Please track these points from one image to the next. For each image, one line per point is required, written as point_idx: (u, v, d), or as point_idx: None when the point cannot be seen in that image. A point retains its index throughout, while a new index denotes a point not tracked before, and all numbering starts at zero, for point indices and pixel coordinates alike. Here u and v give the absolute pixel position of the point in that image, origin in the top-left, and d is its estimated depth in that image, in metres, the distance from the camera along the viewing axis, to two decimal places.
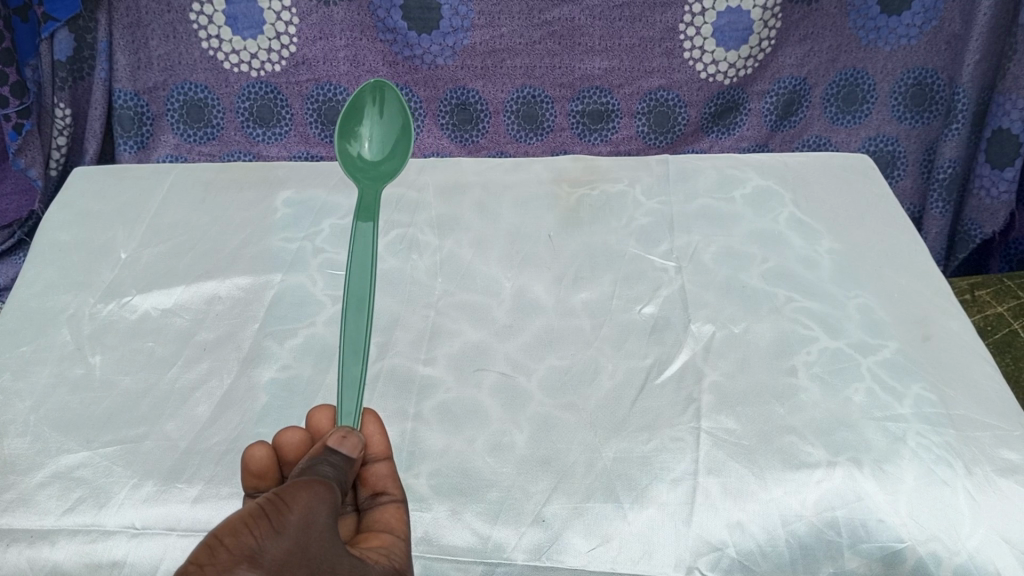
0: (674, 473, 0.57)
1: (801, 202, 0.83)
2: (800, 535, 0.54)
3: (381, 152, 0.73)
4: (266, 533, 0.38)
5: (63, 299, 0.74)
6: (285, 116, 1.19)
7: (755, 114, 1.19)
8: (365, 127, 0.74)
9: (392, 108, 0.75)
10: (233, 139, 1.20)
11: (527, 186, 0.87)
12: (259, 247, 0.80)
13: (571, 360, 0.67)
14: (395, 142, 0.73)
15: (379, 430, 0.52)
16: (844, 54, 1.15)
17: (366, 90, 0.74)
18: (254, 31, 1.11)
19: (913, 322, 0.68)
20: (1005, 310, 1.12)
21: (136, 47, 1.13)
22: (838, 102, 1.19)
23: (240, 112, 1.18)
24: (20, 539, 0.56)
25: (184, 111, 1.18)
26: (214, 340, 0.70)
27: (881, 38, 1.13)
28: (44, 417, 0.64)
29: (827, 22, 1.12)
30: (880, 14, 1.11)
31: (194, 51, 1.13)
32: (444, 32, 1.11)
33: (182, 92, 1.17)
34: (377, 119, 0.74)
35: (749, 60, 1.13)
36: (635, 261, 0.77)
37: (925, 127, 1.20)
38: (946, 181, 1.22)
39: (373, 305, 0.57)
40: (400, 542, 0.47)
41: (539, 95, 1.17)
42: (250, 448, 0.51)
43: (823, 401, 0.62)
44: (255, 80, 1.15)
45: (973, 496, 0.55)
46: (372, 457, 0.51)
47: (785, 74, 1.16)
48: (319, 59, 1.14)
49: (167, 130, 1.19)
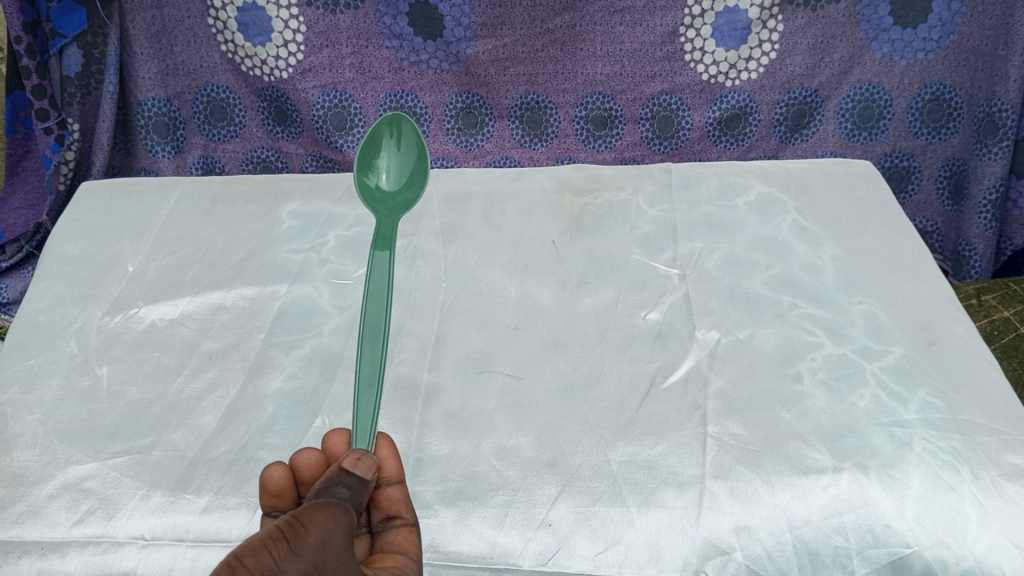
0: (681, 477, 0.57)
1: (803, 208, 0.83)
2: (807, 540, 0.54)
3: (398, 183, 0.72)
4: (284, 555, 0.39)
5: (71, 312, 0.75)
6: (296, 118, 1.20)
7: (764, 126, 1.20)
8: (383, 159, 0.73)
9: (409, 138, 0.74)
10: (254, 135, 1.23)
11: (531, 195, 0.88)
12: (265, 258, 0.81)
13: (575, 366, 0.67)
14: (413, 170, 0.73)
15: (394, 454, 0.52)
16: (857, 67, 1.15)
17: (383, 122, 0.73)
18: (265, 39, 1.13)
19: (918, 327, 0.68)
20: (1011, 315, 1.12)
21: (163, 55, 1.16)
22: (853, 117, 1.19)
23: (260, 110, 1.20)
24: (30, 551, 0.56)
25: (208, 112, 1.21)
26: (220, 351, 0.71)
27: (897, 51, 1.13)
28: (53, 429, 0.64)
29: (836, 31, 1.11)
30: (894, 26, 1.11)
31: (215, 54, 1.15)
32: (448, 40, 1.12)
33: (207, 92, 1.19)
34: (394, 151, 0.73)
35: (750, 61, 1.14)
36: (639, 268, 0.77)
37: (942, 144, 1.21)
38: (993, 203, 1.20)
39: (389, 329, 0.57)
40: (412, 566, 0.47)
41: (543, 101, 1.18)
42: (267, 468, 0.51)
43: (828, 407, 0.62)
44: (268, 84, 1.17)
45: (979, 501, 0.55)
46: (386, 481, 0.51)
47: (796, 84, 1.16)
48: (325, 66, 1.15)
49: (196, 130, 1.22)
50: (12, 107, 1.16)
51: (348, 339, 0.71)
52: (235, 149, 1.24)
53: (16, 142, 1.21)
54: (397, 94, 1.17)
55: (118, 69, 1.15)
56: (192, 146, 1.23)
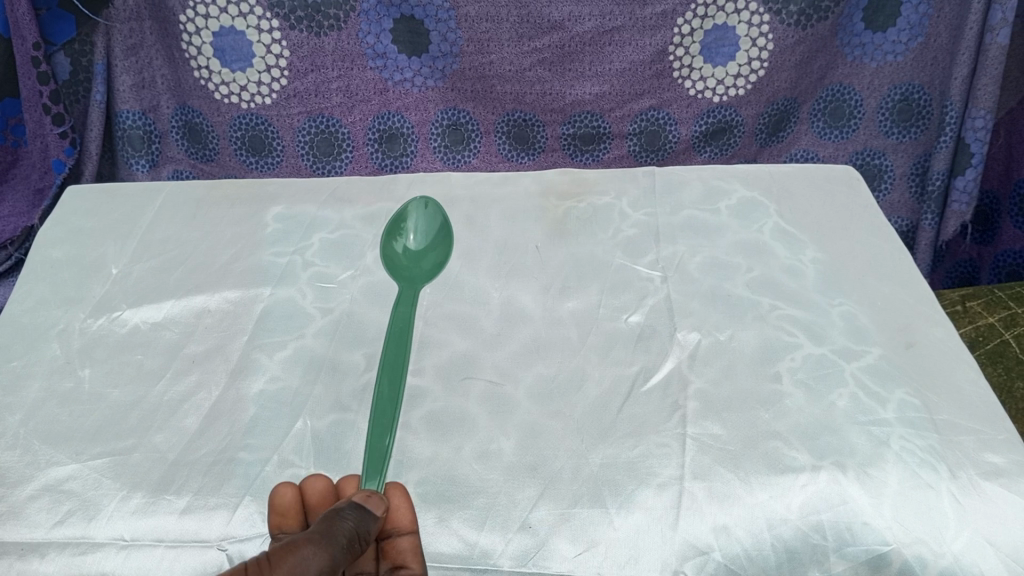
0: (660, 477, 0.58)
1: (784, 212, 0.84)
2: (785, 539, 0.55)
3: (426, 244, 0.76)
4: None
5: (54, 315, 0.75)
6: (277, 146, 1.22)
7: (747, 136, 1.23)
8: (410, 224, 0.76)
9: (425, 224, 0.76)
10: (228, 165, 1.24)
11: (515, 200, 0.88)
12: (249, 261, 0.81)
13: (558, 367, 0.68)
14: (439, 234, 0.76)
15: (405, 504, 0.54)
16: (831, 71, 1.20)
17: (420, 209, 0.77)
18: (243, 64, 1.14)
19: (896, 329, 0.69)
20: (996, 321, 1.13)
21: (141, 68, 1.16)
22: (825, 116, 1.24)
23: (233, 140, 1.21)
24: (8, 552, 0.56)
25: (186, 133, 1.22)
26: (203, 353, 0.71)
27: (866, 54, 1.17)
28: (33, 430, 0.64)
29: (818, 47, 1.16)
30: (865, 30, 1.15)
31: (189, 78, 1.16)
32: (434, 56, 1.14)
33: (182, 114, 1.20)
34: (425, 212, 0.77)
35: (740, 78, 1.17)
36: (621, 272, 0.78)
37: (912, 142, 1.24)
38: (935, 194, 1.23)
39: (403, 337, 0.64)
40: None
41: (531, 118, 1.20)
42: (279, 488, 0.54)
43: (806, 407, 0.62)
44: (246, 111, 1.18)
45: (956, 499, 0.55)
46: (396, 532, 0.54)
47: (780, 96, 1.20)
48: (312, 92, 1.17)
49: (172, 148, 1.23)
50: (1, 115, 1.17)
51: (331, 342, 0.71)
52: (212, 171, 1.25)
53: None
54: (384, 117, 1.19)
55: (106, 77, 1.15)
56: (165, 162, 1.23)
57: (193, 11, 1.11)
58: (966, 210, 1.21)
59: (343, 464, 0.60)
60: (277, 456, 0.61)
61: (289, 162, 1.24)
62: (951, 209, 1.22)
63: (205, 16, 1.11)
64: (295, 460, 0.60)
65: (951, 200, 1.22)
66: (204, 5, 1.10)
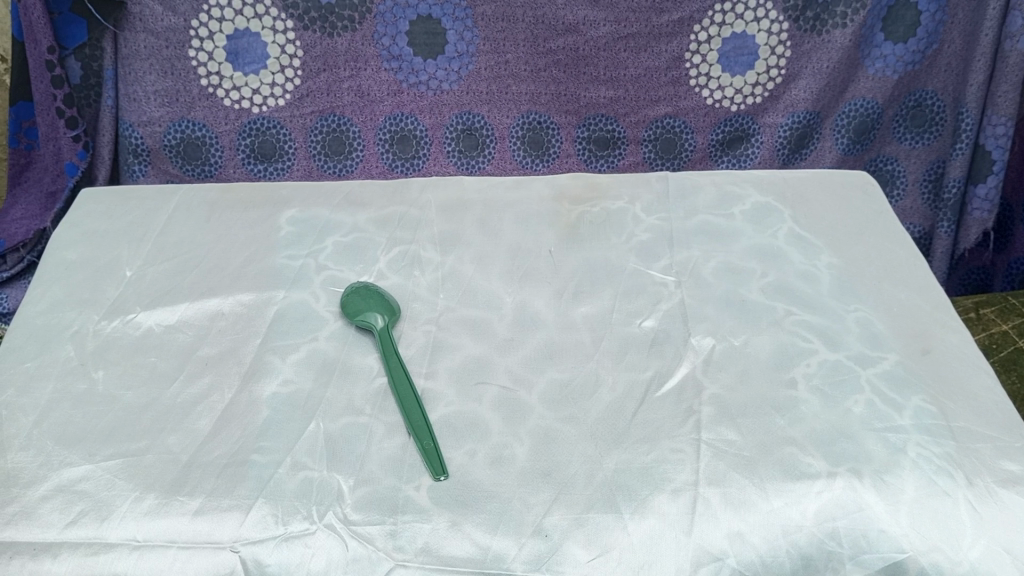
0: (674, 483, 0.57)
1: (799, 218, 0.84)
2: (800, 546, 0.55)
3: (389, 311, 0.73)
4: None
5: (68, 316, 0.75)
6: (288, 149, 1.21)
7: (767, 147, 1.21)
8: (362, 299, 0.74)
9: (374, 295, 0.74)
10: (232, 176, 1.22)
11: (528, 204, 0.88)
12: (263, 263, 0.81)
13: (572, 372, 0.68)
14: (388, 301, 0.74)
15: None
16: (851, 85, 1.18)
17: (353, 288, 0.75)
18: (256, 66, 1.15)
19: (912, 336, 0.68)
20: (1010, 328, 1.12)
21: (133, 80, 1.16)
22: (849, 133, 1.20)
23: (240, 148, 1.20)
24: (22, 552, 0.56)
25: (181, 148, 1.20)
26: (216, 356, 0.71)
27: (888, 66, 1.16)
28: (47, 431, 0.64)
29: (847, 60, 1.15)
30: (886, 42, 1.14)
31: (194, 87, 1.16)
32: (449, 57, 1.15)
33: (177, 130, 1.18)
34: (354, 289, 0.75)
35: (757, 88, 1.17)
36: (634, 276, 0.78)
37: (926, 148, 1.23)
38: (951, 202, 1.22)
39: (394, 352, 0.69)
40: None
41: (544, 121, 1.19)
42: None
43: (822, 413, 0.62)
44: (258, 115, 1.18)
45: (974, 507, 0.55)
46: None
47: (800, 108, 1.18)
48: (324, 91, 1.17)
49: (163, 162, 1.21)
50: (15, 117, 1.16)
51: (344, 344, 0.71)
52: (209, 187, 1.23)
53: (19, 153, 1.19)
54: (396, 117, 1.19)
55: (115, 84, 1.16)
56: (158, 172, 1.22)
57: (209, 15, 1.12)
58: (988, 217, 1.22)
59: (357, 468, 0.60)
60: (290, 458, 0.61)
61: (301, 165, 1.22)
62: (971, 216, 1.23)
63: (219, 20, 1.12)
64: (308, 463, 0.60)
65: (971, 208, 1.23)
66: (219, 9, 1.12)
